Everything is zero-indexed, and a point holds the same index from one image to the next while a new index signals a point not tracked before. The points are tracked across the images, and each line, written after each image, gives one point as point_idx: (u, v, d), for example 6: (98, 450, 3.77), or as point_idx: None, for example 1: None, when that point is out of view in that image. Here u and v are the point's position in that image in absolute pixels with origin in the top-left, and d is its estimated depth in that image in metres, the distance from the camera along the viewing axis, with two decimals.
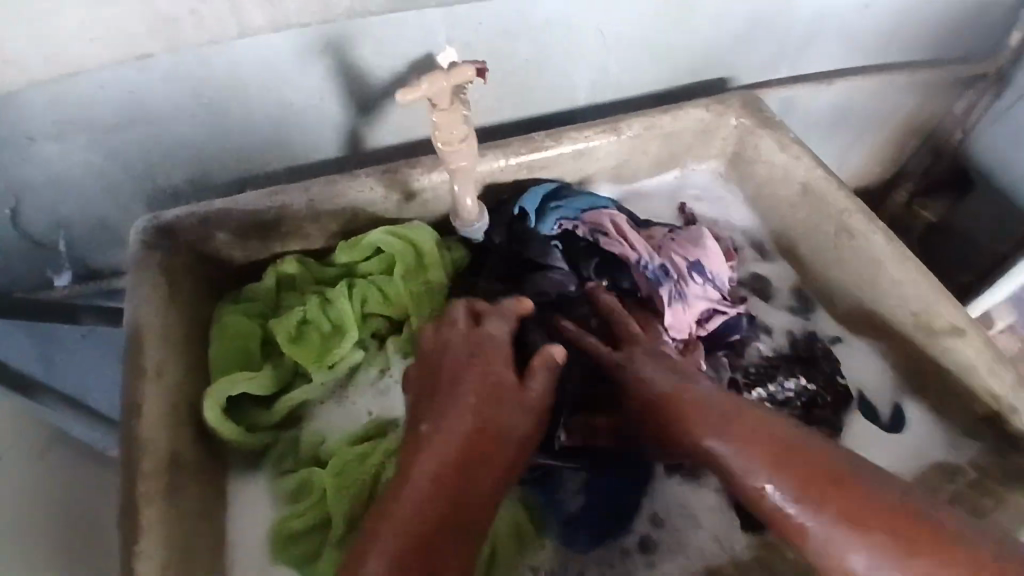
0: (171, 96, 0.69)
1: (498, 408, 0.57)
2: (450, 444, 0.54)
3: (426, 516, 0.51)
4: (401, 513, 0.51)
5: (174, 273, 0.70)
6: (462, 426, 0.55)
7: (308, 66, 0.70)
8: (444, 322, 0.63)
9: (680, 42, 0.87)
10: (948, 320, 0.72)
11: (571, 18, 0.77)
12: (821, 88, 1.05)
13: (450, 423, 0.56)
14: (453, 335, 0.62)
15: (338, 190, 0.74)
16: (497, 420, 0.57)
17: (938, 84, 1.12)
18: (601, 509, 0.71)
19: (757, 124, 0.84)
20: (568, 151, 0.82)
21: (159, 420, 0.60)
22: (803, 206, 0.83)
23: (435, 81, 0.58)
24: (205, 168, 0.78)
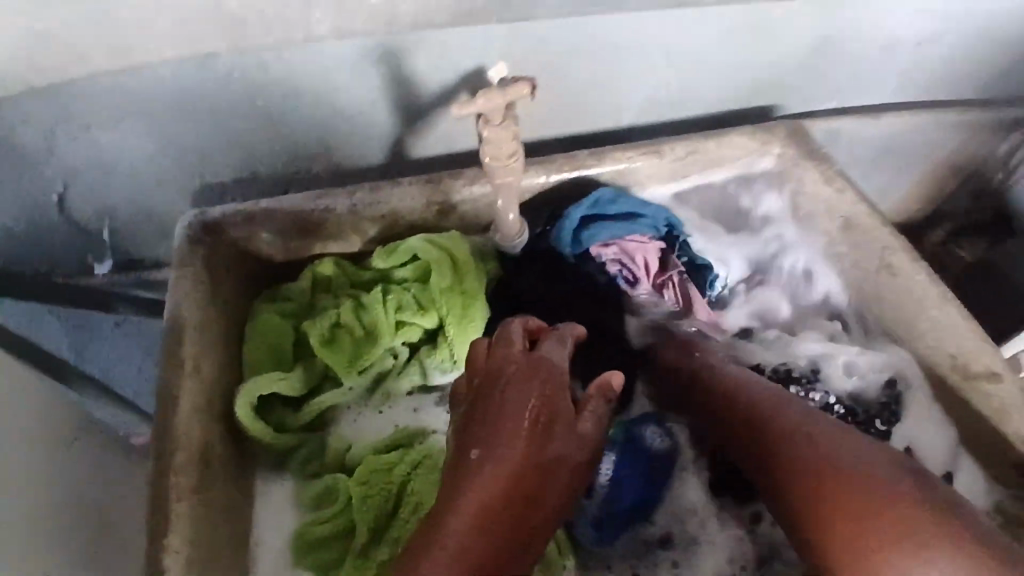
0: (227, 95, 0.70)
1: (551, 440, 0.56)
2: (501, 476, 0.53)
3: (473, 552, 0.49)
4: (447, 549, 0.49)
5: (215, 269, 0.70)
6: (512, 457, 0.54)
7: (364, 72, 0.71)
8: (497, 339, 0.61)
9: (730, 69, 0.86)
10: (987, 363, 0.71)
11: (624, 41, 0.77)
12: (868, 122, 1.03)
13: (500, 454, 0.54)
14: (506, 355, 0.60)
15: (380, 197, 0.75)
16: (551, 453, 0.55)
17: (988, 125, 1.10)
18: (627, 509, 0.73)
19: (802, 156, 0.83)
20: (609, 172, 0.82)
21: (194, 414, 0.61)
22: (845, 241, 0.81)
23: (490, 97, 0.59)
24: (253, 166, 0.79)
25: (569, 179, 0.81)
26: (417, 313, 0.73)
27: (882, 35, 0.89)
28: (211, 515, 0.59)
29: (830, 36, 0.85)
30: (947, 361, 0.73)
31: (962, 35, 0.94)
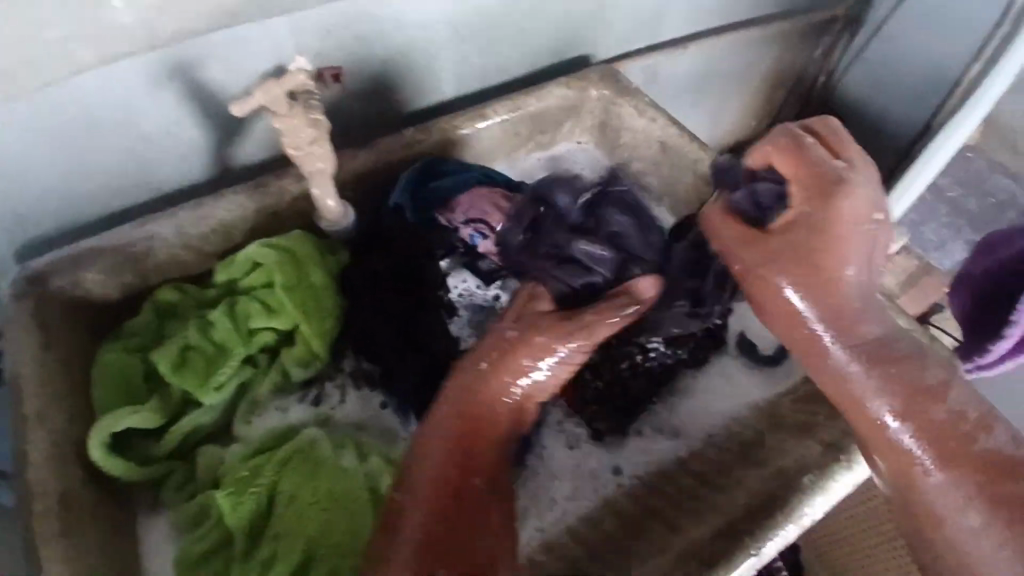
0: (28, 147, 0.68)
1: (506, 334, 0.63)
2: (462, 385, 0.61)
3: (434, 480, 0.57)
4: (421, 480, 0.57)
5: (50, 321, 0.70)
6: (456, 400, 0.61)
7: (160, 92, 0.71)
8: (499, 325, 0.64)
9: (534, 26, 0.91)
10: None
11: (419, 17, 0.80)
12: (678, 54, 1.10)
13: (455, 382, 0.62)
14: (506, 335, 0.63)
15: (206, 214, 0.75)
16: (474, 398, 0.61)
17: (786, 36, 1.21)
18: None
19: (615, 94, 0.90)
20: (438, 144, 0.85)
21: (50, 462, 0.61)
22: (664, 163, 0.89)
23: (268, 90, 0.62)
24: (70, 210, 0.76)
25: (398, 157, 0.83)
26: (268, 316, 0.74)
27: None
28: (88, 556, 0.59)
29: None
30: None
31: None
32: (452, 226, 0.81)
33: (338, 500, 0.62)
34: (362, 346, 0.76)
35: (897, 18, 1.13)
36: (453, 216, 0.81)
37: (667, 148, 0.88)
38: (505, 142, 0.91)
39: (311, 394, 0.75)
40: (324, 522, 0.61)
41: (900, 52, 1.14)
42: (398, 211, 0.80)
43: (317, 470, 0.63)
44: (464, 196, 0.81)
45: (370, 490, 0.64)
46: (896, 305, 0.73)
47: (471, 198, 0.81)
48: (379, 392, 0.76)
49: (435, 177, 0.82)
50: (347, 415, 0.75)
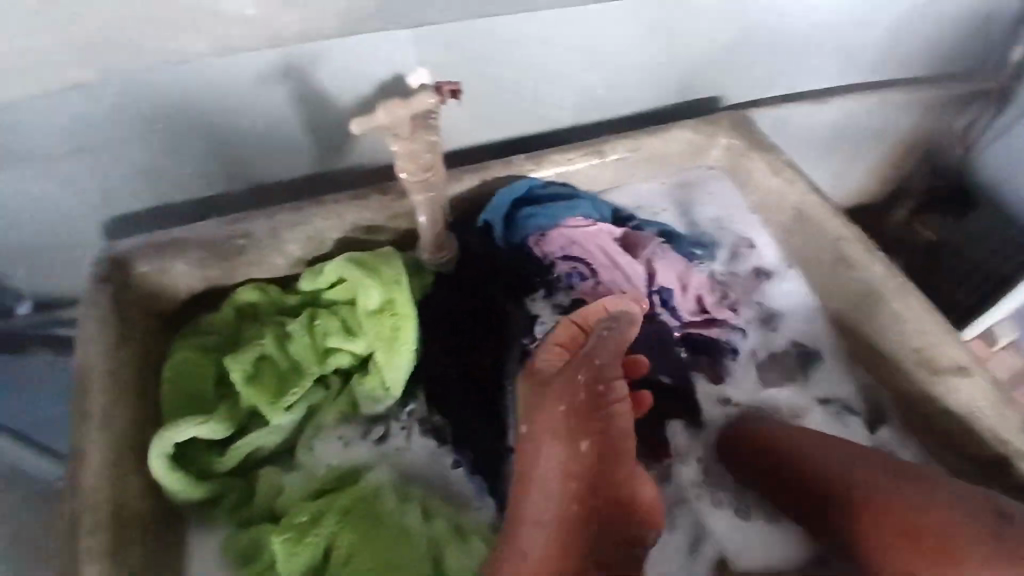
0: (125, 127, 0.65)
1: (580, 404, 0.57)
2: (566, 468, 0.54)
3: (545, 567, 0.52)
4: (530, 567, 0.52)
5: (127, 310, 0.66)
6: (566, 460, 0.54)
7: (267, 88, 0.67)
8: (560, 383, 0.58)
9: (669, 61, 0.83)
10: (949, 355, 0.66)
11: (552, 39, 0.73)
12: (816, 107, 1.00)
13: (565, 428, 0.55)
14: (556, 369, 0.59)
15: (302, 220, 0.71)
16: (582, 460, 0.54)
17: (938, 101, 1.09)
18: None
19: (747, 146, 0.81)
20: (549, 177, 0.78)
21: (105, 468, 0.57)
22: (794, 232, 0.79)
23: (393, 112, 0.57)
24: (164, 194, 0.74)
25: (505, 184, 0.76)
26: (346, 338, 0.68)
27: (823, 16, 0.87)
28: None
29: (764, 24, 0.84)
30: (904, 352, 0.69)
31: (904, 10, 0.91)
32: (547, 257, 0.77)
33: (396, 569, 0.56)
34: (438, 392, 0.70)
35: None
36: (547, 249, 0.76)
37: (801, 217, 0.78)
38: (617, 179, 0.83)
39: (377, 430, 0.69)
40: None
41: None
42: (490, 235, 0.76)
43: (377, 526, 0.58)
44: (565, 226, 0.76)
45: (432, 557, 0.58)
46: None
47: (573, 232, 0.76)
48: (452, 449, 0.69)
49: (535, 203, 0.76)
50: (410, 458, 0.68)
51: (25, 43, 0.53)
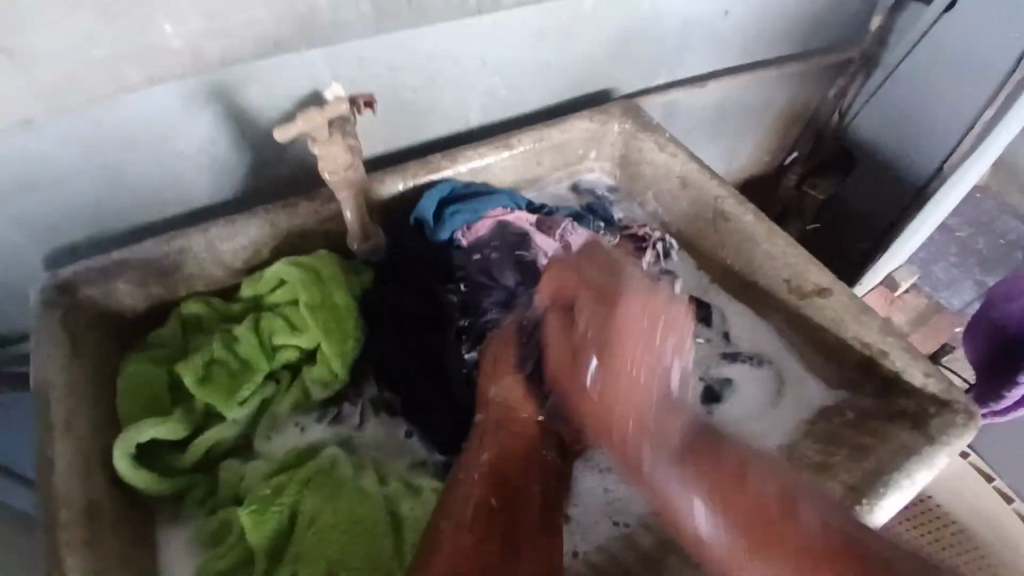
0: (61, 160, 0.70)
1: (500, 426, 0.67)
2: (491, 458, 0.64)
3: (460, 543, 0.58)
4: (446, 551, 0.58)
5: (77, 331, 0.71)
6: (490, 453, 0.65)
7: (194, 112, 0.73)
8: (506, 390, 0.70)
9: (560, 60, 0.93)
10: (814, 281, 0.79)
11: (451, 49, 0.82)
12: (698, 90, 1.12)
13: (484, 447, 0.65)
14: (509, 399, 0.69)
15: (237, 231, 0.77)
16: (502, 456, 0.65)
17: (803, 77, 1.24)
18: None
19: (637, 128, 0.92)
20: (464, 172, 0.86)
21: (74, 473, 0.62)
22: (684, 198, 0.90)
23: (310, 118, 0.66)
24: (101, 223, 0.78)
25: (426, 182, 0.85)
26: (292, 334, 0.75)
27: (688, 10, 0.99)
28: (108, 565, 0.59)
29: (638, 20, 0.95)
30: (783, 286, 0.81)
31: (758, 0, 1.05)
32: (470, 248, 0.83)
33: (358, 522, 0.63)
34: (383, 374, 0.76)
35: (910, 62, 1.13)
36: (473, 241, 0.83)
37: (687, 183, 0.90)
38: (528, 170, 0.92)
39: (331, 413, 0.75)
40: (343, 543, 0.61)
41: (912, 93, 1.15)
42: (411, 227, 0.83)
43: (338, 491, 0.64)
44: (485, 219, 0.84)
45: (391, 510, 0.65)
46: (911, 346, 0.74)
47: (494, 223, 0.84)
48: (403, 421, 0.76)
49: (455, 199, 0.84)
50: (367, 434, 0.75)
51: None
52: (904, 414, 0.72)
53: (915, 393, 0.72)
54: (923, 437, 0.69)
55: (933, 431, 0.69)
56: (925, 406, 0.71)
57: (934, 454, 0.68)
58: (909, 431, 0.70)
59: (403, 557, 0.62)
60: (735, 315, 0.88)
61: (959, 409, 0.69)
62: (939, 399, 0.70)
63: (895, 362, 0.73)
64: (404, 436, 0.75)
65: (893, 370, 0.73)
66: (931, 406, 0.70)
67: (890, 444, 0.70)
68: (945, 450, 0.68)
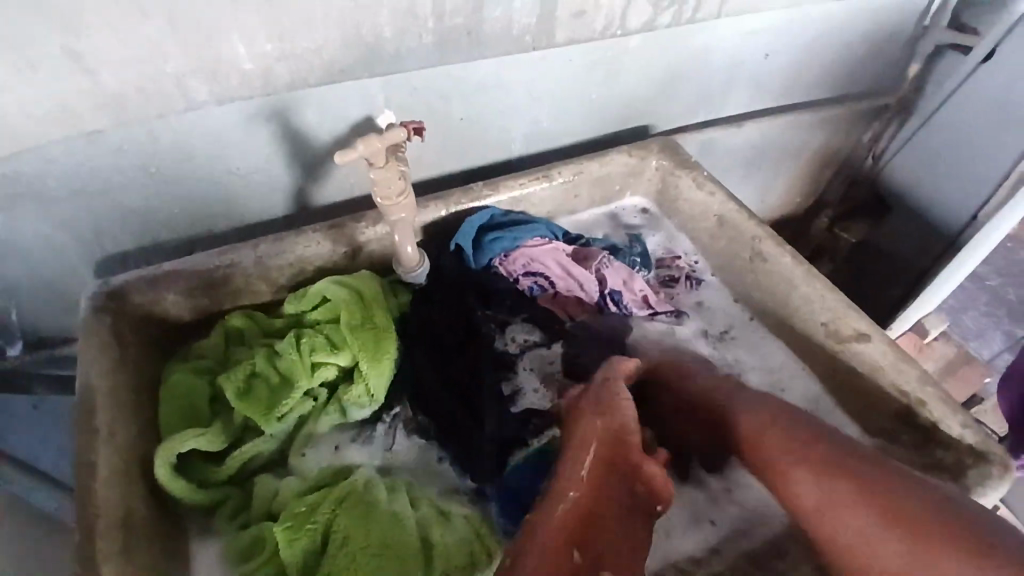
0: (120, 170, 0.73)
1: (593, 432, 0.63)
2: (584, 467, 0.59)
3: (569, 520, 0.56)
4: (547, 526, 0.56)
5: (123, 337, 0.73)
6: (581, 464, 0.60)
7: (254, 128, 0.75)
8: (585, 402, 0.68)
9: (602, 95, 0.95)
10: (852, 326, 0.78)
11: (500, 82, 0.84)
12: (735, 130, 1.14)
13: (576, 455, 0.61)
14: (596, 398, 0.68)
15: (284, 248, 0.79)
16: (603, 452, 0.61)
17: (839, 121, 1.25)
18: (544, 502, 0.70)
19: (676, 165, 0.94)
20: (505, 199, 0.88)
21: (113, 478, 0.63)
22: (720, 236, 0.91)
23: (370, 143, 0.66)
24: (153, 231, 0.80)
25: (467, 208, 0.86)
26: (332, 352, 0.75)
27: (731, 52, 1.01)
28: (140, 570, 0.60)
29: (682, 60, 0.97)
30: (820, 329, 0.81)
31: (799, 44, 1.06)
32: (508, 270, 0.86)
33: (388, 547, 0.62)
34: (419, 399, 0.77)
35: (945, 112, 1.15)
36: (512, 268, 0.86)
37: (724, 222, 0.90)
38: (566, 201, 0.94)
39: (364, 434, 0.76)
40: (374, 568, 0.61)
41: (949, 141, 1.16)
42: (450, 252, 0.85)
43: (368, 512, 0.64)
44: (524, 247, 0.86)
45: (421, 537, 0.64)
46: (950, 398, 0.73)
47: (531, 251, 0.86)
48: (434, 445, 0.76)
49: (496, 224, 0.87)
50: (397, 457, 0.75)
51: (47, 93, 0.63)
52: (942, 466, 0.71)
53: (950, 444, 0.71)
54: (960, 489, 0.68)
55: (970, 482, 0.69)
56: (963, 457, 0.70)
57: None
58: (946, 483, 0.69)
59: None
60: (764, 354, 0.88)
61: (997, 462, 0.68)
62: (976, 450, 0.70)
63: (935, 414, 0.72)
64: (438, 459, 0.76)
65: (930, 420, 0.72)
66: (969, 456, 0.70)
67: None
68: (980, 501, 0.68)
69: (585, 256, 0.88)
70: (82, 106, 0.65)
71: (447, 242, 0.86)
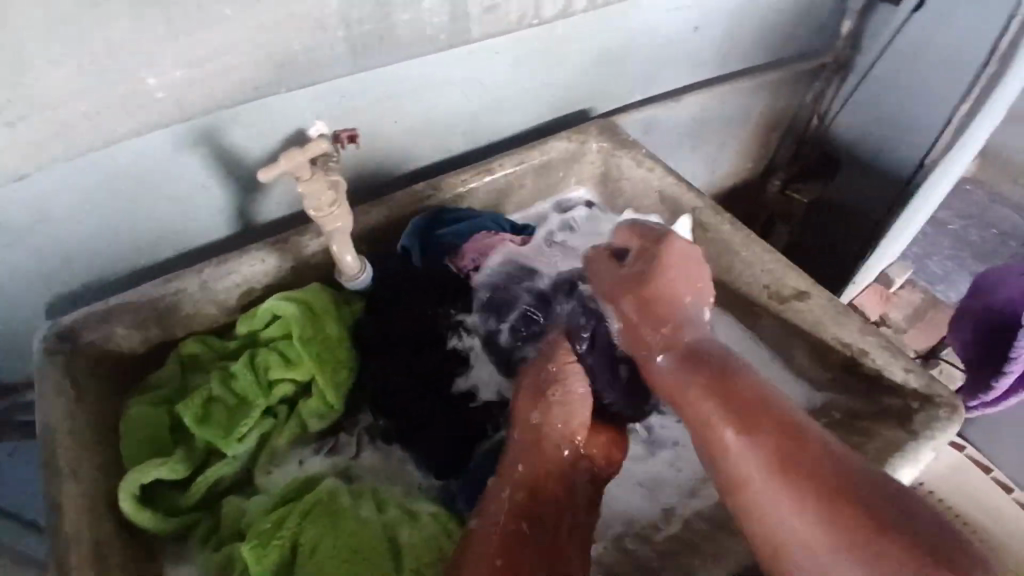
0: (55, 210, 0.73)
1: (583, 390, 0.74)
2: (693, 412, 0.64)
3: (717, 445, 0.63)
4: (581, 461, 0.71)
5: (78, 376, 0.73)
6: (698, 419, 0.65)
7: (183, 156, 0.76)
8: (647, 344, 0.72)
9: (535, 85, 0.96)
10: (794, 284, 0.81)
11: (428, 82, 0.85)
12: (675, 104, 1.15)
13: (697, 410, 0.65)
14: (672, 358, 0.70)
15: (230, 269, 0.79)
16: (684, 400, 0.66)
17: (776, 85, 1.27)
18: None
19: (615, 145, 0.95)
20: (448, 197, 0.89)
21: (80, 515, 0.63)
22: (664, 211, 0.93)
23: (291, 158, 0.68)
24: (98, 269, 0.80)
25: (411, 211, 0.87)
26: (287, 367, 0.76)
27: (658, 29, 1.02)
28: None
29: (610, 40, 0.98)
30: (765, 292, 0.83)
31: (724, 14, 1.08)
32: (459, 268, 0.87)
33: (360, 551, 0.64)
34: (377, 404, 0.78)
35: (884, 61, 1.18)
36: (462, 264, 0.86)
37: (666, 197, 0.92)
38: (511, 192, 0.95)
39: (327, 444, 0.77)
40: (344, 574, 0.63)
41: (889, 90, 1.19)
42: (401, 253, 0.86)
43: (335, 521, 0.66)
44: (473, 243, 0.86)
45: (388, 536, 0.66)
46: (892, 343, 0.76)
47: (480, 246, 0.86)
48: (397, 447, 0.78)
49: (442, 223, 0.87)
50: (362, 462, 0.77)
51: None
52: (891, 412, 0.74)
53: (898, 390, 0.74)
54: (909, 434, 0.71)
55: (918, 427, 0.71)
56: (911, 402, 0.73)
57: (918, 448, 0.71)
58: (895, 429, 0.72)
59: None
60: (722, 327, 0.89)
61: (943, 404, 0.71)
62: (922, 394, 0.72)
63: (877, 361, 0.75)
64: (402, 459, 0.77)
65: (876, 369, 0.75)
66: (915, 401, 0.72)
67: (876, 444, 0.72)
68: (929, 445, 0.71)
69: (534, 246, 0.89)
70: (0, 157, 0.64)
71: (397, 242, 0.86)
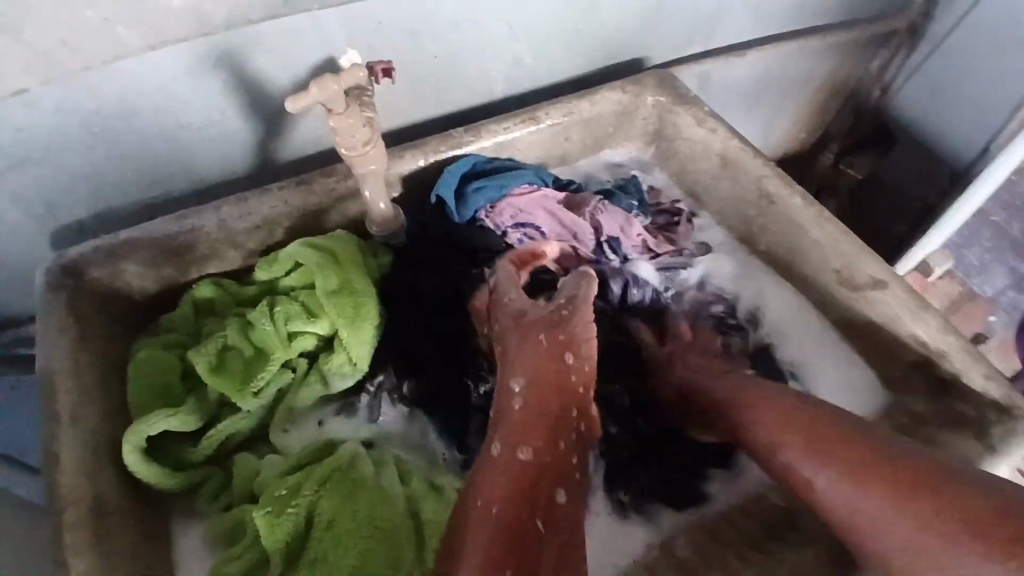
0: (61, 133, 0.66)
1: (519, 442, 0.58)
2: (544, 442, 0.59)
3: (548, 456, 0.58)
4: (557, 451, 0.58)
5: (84, 316, 0.67)
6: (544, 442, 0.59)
7: (201, 77, 0.67)
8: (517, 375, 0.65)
9: (589, 26, 0.86)
10: (867, 272, 0.73)
11: (474, 14, 0.76)
12: (737, 60, 1.05)
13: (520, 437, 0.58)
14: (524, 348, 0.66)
15: (249, 209, 0.72)
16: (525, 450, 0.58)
17: (843, 48, 1.15)
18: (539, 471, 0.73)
19: (673, 101, 0.86)
20: (488, 146, 0.80)
21: (80, 468, 0.59)
22: (725, 178, 0.85)
23: (324, 87, 0.59)
24: (107, 200, 0.74)
25: (446, 156, 0.79)
26: (307, 320, 0.70)
27: None
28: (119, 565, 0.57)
29: None
30: (833, 278, 0.76)
31: None
32: (495, 224, 0.79)
33: (377, 528, 0.60)
34: (403, 366, 0.73)
35: (964, 28, 1.06)
36: (499, 220, 0.79)
37: (728, 162, 0.84)
38: (555, 145, 0.86)
39: (347, 407, 0.72)
40: (363, 550, 0.58)
41: (965, 60, 1.07)
42: (429, 202, 0.78)
43: (355, 489, 0.61)
44: (513, 196, 0.79)
45: (411, 513, 0.62)
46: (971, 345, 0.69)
47: (520, 203, 0.79)
48: (419, 415, 0.73)
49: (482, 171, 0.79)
50: (384, 428, 0.72)
51: None
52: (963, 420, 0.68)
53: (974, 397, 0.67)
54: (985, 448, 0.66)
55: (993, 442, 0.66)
56: (986, 413, 0.66)
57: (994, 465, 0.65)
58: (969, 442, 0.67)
59: (422, 560, 0.60)
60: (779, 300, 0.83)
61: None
62: (1002, 405, 0.66)
63: (953, 363, 0.68)
64: (425, 428, 0.72)
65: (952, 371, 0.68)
66: (993, 413, 0.66)
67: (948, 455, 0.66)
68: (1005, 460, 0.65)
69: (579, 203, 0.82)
70: (2, 67, 0.58)
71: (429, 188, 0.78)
